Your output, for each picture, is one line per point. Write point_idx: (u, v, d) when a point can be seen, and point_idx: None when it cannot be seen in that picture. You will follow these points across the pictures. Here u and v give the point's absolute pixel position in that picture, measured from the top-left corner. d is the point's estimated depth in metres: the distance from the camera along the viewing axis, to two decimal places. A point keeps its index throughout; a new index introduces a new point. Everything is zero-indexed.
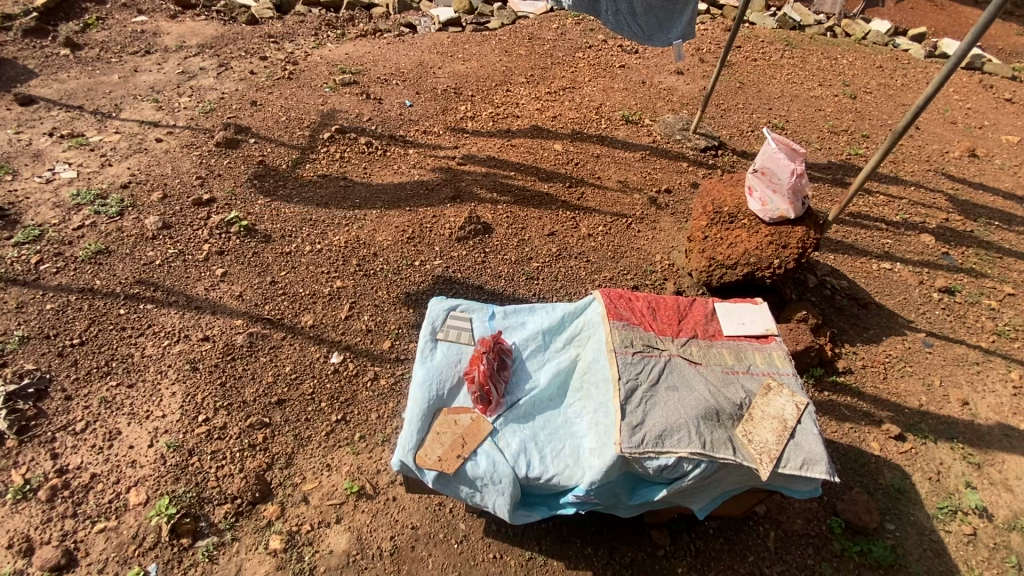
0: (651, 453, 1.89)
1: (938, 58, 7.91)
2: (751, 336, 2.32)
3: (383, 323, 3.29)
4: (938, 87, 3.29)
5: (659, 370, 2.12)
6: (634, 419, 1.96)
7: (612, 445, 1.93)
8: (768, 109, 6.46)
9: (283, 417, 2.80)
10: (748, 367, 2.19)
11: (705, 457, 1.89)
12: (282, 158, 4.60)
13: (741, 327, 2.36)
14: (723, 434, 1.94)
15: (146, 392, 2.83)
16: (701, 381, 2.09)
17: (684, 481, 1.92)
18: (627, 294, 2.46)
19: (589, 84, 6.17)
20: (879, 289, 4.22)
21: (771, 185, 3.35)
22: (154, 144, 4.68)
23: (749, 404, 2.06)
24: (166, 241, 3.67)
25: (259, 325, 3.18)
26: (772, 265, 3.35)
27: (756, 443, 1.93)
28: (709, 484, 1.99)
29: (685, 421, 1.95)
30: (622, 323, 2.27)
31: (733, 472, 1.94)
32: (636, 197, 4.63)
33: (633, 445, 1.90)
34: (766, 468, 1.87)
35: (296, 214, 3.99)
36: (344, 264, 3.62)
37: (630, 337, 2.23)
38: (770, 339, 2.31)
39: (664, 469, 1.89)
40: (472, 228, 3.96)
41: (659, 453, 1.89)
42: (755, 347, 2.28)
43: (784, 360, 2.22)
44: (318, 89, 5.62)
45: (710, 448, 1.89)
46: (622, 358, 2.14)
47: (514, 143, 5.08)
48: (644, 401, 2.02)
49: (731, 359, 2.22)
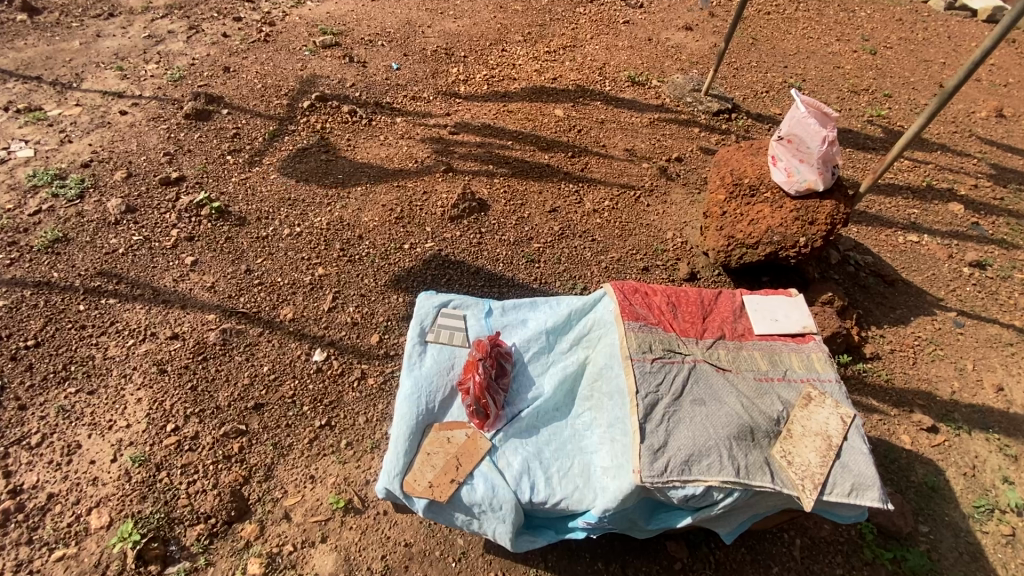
0: (675, 482, 1.60)
1: (961, 9, 7.41)
2: (786, 335, 2.00)
3: (371, 315, 3.00)
4: (1001, 36, 2.93)
5: (683, 380, 1.82)
6: (655, 442, 1.67)
7: (630, 473, 1.65)
8: (783, 68, 6.07)
9: (261, 424, 2.53)
10: (784, 373, 1.88)
11: (740, 486, 1.59)
12: (259, 131, 4.24)
13: (774, 324, 2.04)
14: (759, 456, 1.65)
15: (108, 399, 2.55)
16: (731, 390, 1.80)
17: (713, 510, 1.64)
18: (643, 288, 2.14)
19: (592, 42, 5.74)
20: (905, 265, 3.96)
21: (798, 155, 3.01)
22: (119, 118, 4.36)
23: (787, 419, 1.75)
24: (131, 226, 3.35)
25: (233, 320, 2.88)
26: (798, 243, 3.02)
27: (797, 466, 1.63)
28: (741, 509, 1.71)
29: (715, 443, 1.65)
30: (638, 325, 1.96)
31: (770, 499, 1.66)
32: (644, 167, 4.28)
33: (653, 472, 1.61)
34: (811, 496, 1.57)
35: (274, 194, 3.65)
36: (326, 249, 3.30)
37: (648, 341, 1.92)
38: (808, 338, 1.99)
39: (691, 499, 1.61)
40: (467, 205, 3.63)
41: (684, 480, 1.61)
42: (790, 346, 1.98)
43: (825, 363, 1.90)
44: (296, 52, 5.19)
45: (746, 473, 1.59)
46: (640, 367, 1.84)
47: (511, 109, 4.72)
48: (666, 418, 1.73)
49: (765, 362, 1.92)
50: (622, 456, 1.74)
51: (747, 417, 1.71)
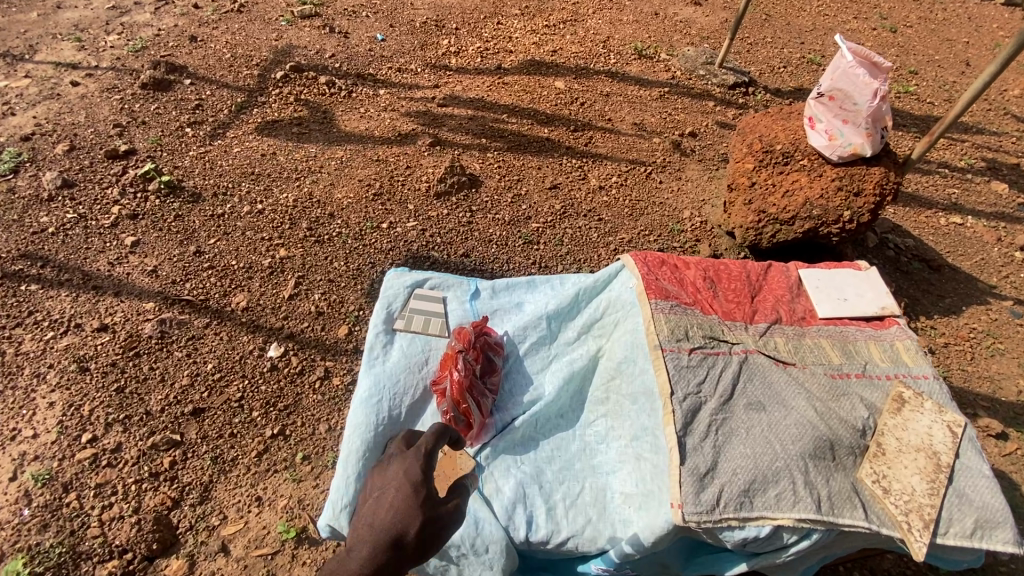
0: (731, 522, 1.50)
1: None
2: (861, 321, 1.98)
3: (340, 303, 2.55)
4: None
5: (732, 380, 1.74)
6: (701, 464, 1.57)
7: (668, 507, 1.53)
8: (800, 44, 5.63)
9: (199, 433, 2.08)
10: (863, 369, 1.80)
11: (822, 524, 1.48)
12: (224, 102, 3.79)
13: (841, 306, 2.02)
14: (842, 483, 1.55)
15: (14, 404, 2.10)
16: (799, 392, 1.70)
17: (781, 554, 1.54)
18: (676, 264, 2.11)
19: (594, 16, 5.29)
20: (951, 249, 3.52)
21: (841, 113, 2.54)
22: (69, 88, 3.91)
23: (875, 429, 1.66)
24: (66, 203, 2.90)
25: (175, 309, 2.43)
26: (841, 218, 2.58)
27: (896, 495, 1.53)
28: (817, 553, 1.60)
29: (784, 465, 1.55)
30: (676, 307, 1.93)
31: (855, 539, 1.55)
32: (655, 142, 3.84)
33: (706, 509, 1.49)
34: (924, 541, 1.45)
35: (235, 167, 3.20)
36: (291, 229, 2.85)
37: (690, 330, 1.87)
38: (887, 324, 1.96)
39: (750, 542, 1.50)
40: (455, 180, 3.18)
41: (744, 521, 1.50)
42: (869, 333, 1.95)
43: (914, 357, 1.82)
44: (272, 23, 4.73)
45: (829, 511, 1.49)
46: (677, 364, 1.77)
47: (507, 81, 4.28)
48: (719, 430, 1.64)
49: (838, 356, 1.84)
50: (652, 483, 1.63)
51: (823, 431, 1.61)
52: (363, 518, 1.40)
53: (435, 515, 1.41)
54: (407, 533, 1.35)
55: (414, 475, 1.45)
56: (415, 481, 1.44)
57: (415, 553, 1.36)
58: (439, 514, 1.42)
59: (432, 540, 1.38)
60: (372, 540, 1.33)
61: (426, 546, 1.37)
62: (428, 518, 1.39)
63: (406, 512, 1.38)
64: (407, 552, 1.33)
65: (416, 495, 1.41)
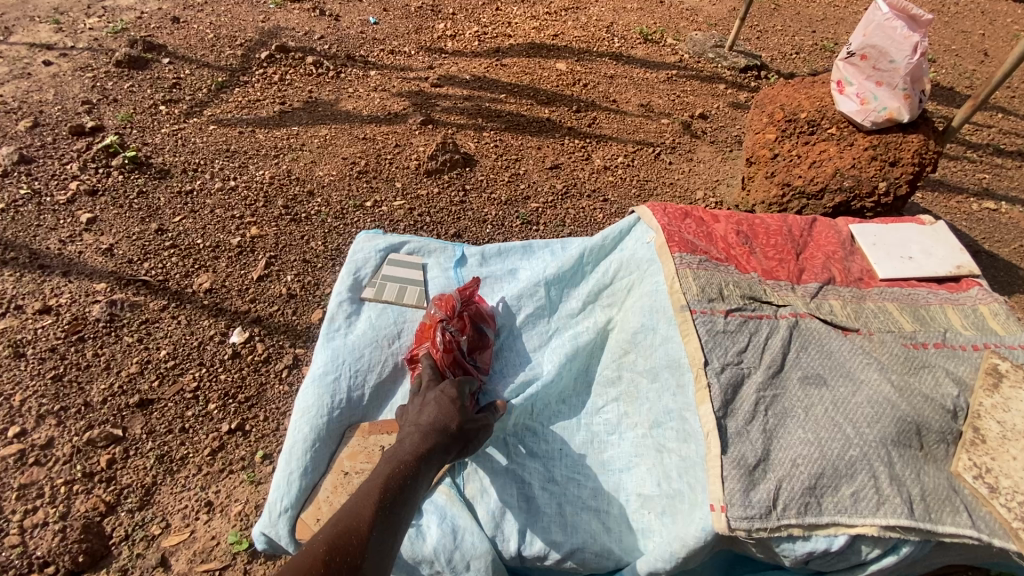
0: (796, 530, 1.25)
1: None
2: (935, 282, 1.75)
3: (315, 285, 2.28)
4: None
5: (784, 347, 1.51)
6: (752, 454, 1.33)
7: (707, 509, 1.29)
8: (811, 32, 5.39)
9: (145, 428, 1.81)
10: (941, 338, 1.53)
11: (917, 533, 1.22)
12: (204, 81, 3.55)
13: (909, 266, 1.79)
14: (934, 481, 1.29)
15: None
16: (868, 363, 1.45)
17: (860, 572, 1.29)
18: (704, 218, 1.91)
19: (597, 4, 5.08)
20: (986, 234, 3.24)
21: (874, 74, 2.29)
22: (41, 68, 3.68)
23: (969, 410, 1.39)
24: (21, 179, 2.65)
25: (130, 289, 2.16)
26: (876, 191, 2.32)
27: (1007, 495, 1.25)
28: (906, 569, 1.32)
29: (859, 454, 1.30)
30: (707, 262, 1.71)
31: (953, 551, 1.28)
32: (664, 123, 3.59)
33: (759, 514, 1.25)
34: None
35: (210, 145, 2.95)
36: (265, 207, 2.59)
37: (725, 290, 1.65)
38: (968, 285, 1.71)
39: (819, 556, 1.26)
40: (448, 158, 2.93)
41: (809, 530, 1.25)
42: (943, 296, 1.71)
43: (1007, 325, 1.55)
44: (260, 6, 4.52)
45: (925, 516, 1.23)
46: (712, 330, 1.54)
47: (505, 63, 4.04)
48: (773, 410, 1.40)
49: (910, 325, 1.58)
50: (678, 481, 1.41)
51: (905, 412, 1.35)
52: (409, 420, 1.46)
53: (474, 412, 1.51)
54: (454, 422, 1.43)
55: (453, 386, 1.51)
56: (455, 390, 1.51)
57: (463, 442, 1.43)
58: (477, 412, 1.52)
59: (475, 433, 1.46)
60: (421, 427, 1.39)
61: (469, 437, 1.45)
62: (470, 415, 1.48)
63: (452, 403, 1.46)
64: (455, 438, 1.41)
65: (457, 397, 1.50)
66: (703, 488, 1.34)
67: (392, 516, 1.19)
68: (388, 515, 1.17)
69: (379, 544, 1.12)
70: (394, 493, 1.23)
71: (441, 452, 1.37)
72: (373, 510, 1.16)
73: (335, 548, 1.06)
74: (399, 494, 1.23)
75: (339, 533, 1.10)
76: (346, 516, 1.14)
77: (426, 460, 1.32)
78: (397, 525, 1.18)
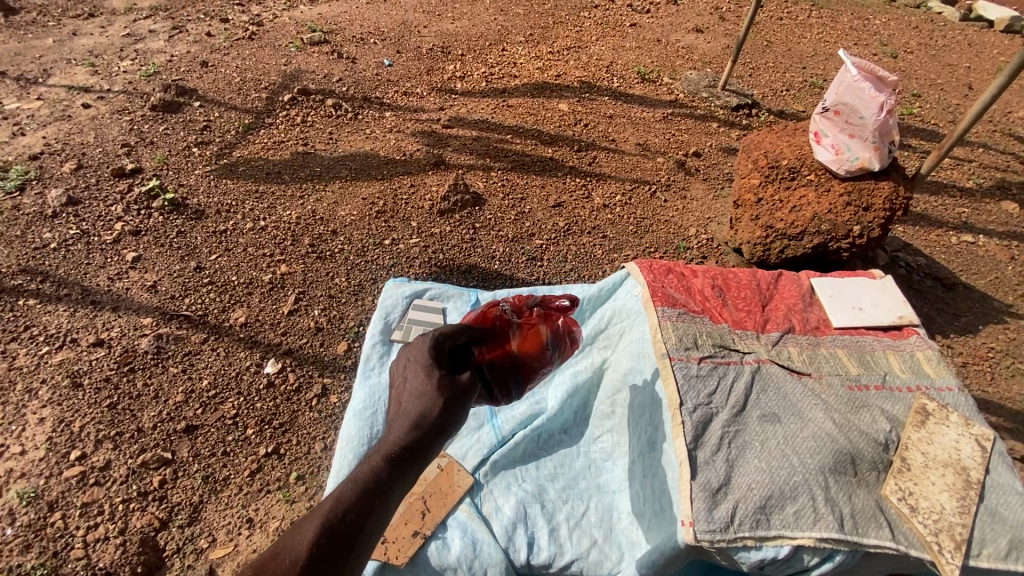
0: (748, 542, 1.44)
1: (976, 20, 7.13)
2: (879, 330, 2.01)
3: (340, 319, 2.51)
4: None
5: (747, 386, 1.70)
6: (714, 479, 1.51)
7: (679, 524, 1.47)
8: (802, 69, 5.68)
9: (191, 451, 2.02)
10: (882, 381, 1.75)
11: (846, 545, 1.42)
12: (232, 123, 3.83)
13: (859, 317, 2.05)
14: (867, 502, 1.49)
15: (4, 420, 2.05)
16: (815, 403, 1.65)
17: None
18: (682, 272, 2.15)
19: (597, 43, 5.39)
20: (964, 267, 3.45)
21: (847, 128, 2.52)
22: (81, 110, 3.97)
23: (898, 444, 1.59)
24: (70, 220, 2.89)
25: (173, 324, 2.39)
26: (851, 234, 2.55)
27: (925, 513, 1.46)
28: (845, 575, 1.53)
29: (803, 480, 1.49)
30: (682, 313, 1.91)
31: (882, 561, 1.49)
32: (659, 161, 3.84)
33: (719, 528, 1.44)
34: (957, 563, 1.39)
35: (240, 186, 3.21)
36: (293, 245, 2.83)
37: (696, 337, 1.83)
38: (907, 333, 1.95)
39: (767, 563, 1.45)
40: (459, 198, 3.17)
41: (760, 540, 1.44)
42: (886, 343, 1.95)
43: (939, 370, 1.78)
44: (281, 49, 4.84)
45: (856, 531, 1.43)
46: (684, 371, 1.72)
47: (511, 104, 4.32)
48: (731, 441, 1.59)
49: (854, 367, 1.83)
50: (659, 500, 1.60)
51: (843, 444, 1.55)
52: (393, 405, 1.31)
53: (456, 389, 1.29)
54: (430, 412, 1.23)
55: (428, 348, 1.31)
56: (433, 353, 1.31)
57: (443, 427, 1.23)
58: (461, 388, 1.30)
59: (458, 414, 1.25)
60: (396, 421, 1.24)
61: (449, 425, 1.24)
62: (449, 394, 1.27)
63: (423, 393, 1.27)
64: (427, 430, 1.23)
65: (434, 372, 1.29)
66: (676, 506, 1.52)
67: (339, 534, 1.09)
68: (333, 534, 1.07)
69: (318, 565, 1.05)
70: (346, 508, 1.11)
71: (413, 448, 1.19)
72: (312, 532, 1.08)
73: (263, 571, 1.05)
74: (355, 505, 1.11)
75: (277, 555, 1.07)
76: (290, 537, 1.09)
77: (392, 462, 1.16)
78: (345, 543, 1.08)
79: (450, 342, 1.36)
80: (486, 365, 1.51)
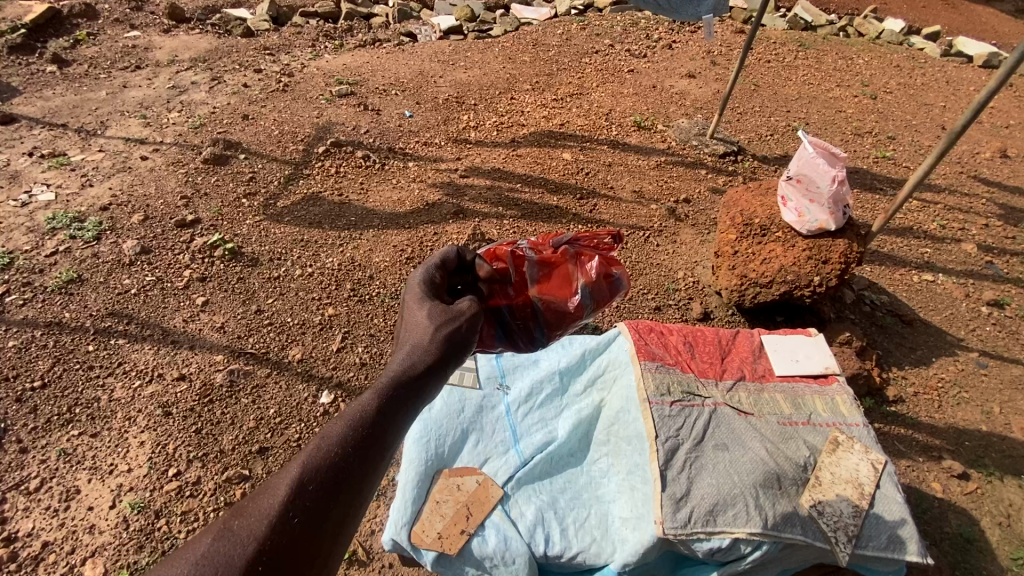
0: (700, 535, 1.90)
1: (952, 59, 7.66)
2: (812, 376, 2.46)
3: (380, 355, 2.96)
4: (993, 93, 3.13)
5: (705, 424, 2.16)
6: (677, 491, 1.98)
7: (653, 524, 1.95)
8: (786, 112, 6.18)
9: (264, 469, 2.48)
10: (809, 419, 2.27)
11: (768, 538, 1.90)
12: (274, 174, 4.33)
13: (796, 365, 2.51)
14: (790, 508, 1.96)
15: (110, 443, 2.52)
16: (755, 435, 2.12)
17: (740, 564, 1.94)
18: (658, 328, 2.58)
19: (598, 90, 5.91)
20: (923, 304, 3.89)
21: (808, 194, 3.00)
22: (140, 162, 4.47)
23: (815, 465, 2.10)
24: (144, 267, 3.37)
25: (241, 360, 2.85)
26: (812, 283, 3.01)
27: (827, 517, 1.97)
28: (776, 562, 2.00)
29: (741, 492, 1.96)
30: (657, 366, 2.37)
31: (801, 552, 1.97)
32: (653, 208, 4.31)
33: (679, 524, 1.91)
34: (847, 551, 1.91)
35: (287, 235, 3.69)
36: (337, 289, 3.30)
37: (667, 385, 2.30)
38: (831, 379, 2.46)
39: (715, 551, 1.90)
40: (477, 246, 3.64)
41: (709, 534, 1.91)
42: (814, 387, 2.42)
43: (850, 410, 2.31)
44: (313, 101, 5.37)
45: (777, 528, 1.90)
46: (660, 411, 2.20)
47: (520, 153, 4.82)
48: (688, 464, 2.05)
49: (788, 408, 2.32)
50: (644, 508, 2.04)
51: (773, 466, 2.03)
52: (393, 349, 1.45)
53: (444, 323, 1.43)
54: (421, 345, 1.37)
55: (419, 290, 1.51)
56: (423, 293, 1.50)
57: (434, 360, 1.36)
58: (450, 324, 1.44)
59: (446, 352, 1.39)
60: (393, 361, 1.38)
61: (441, 359, 1.36)
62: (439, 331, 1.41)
63: (416, 331, 1.41)
64: (417, 366, 1.33)
65: (424, 310, 1.45)
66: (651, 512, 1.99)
67: (336, 464, 1.16)
68: (330, 460, 1.16)
69: (315, 490, 1.13)
70: (340, 438, 1.20)
71: (407, 382, 1.31)
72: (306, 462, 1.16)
73: (253, 508, 1.10)
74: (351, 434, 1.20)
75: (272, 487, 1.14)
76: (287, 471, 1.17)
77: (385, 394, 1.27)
78: (342, 470, 1.16)
79: (439, 284, 1.56)
80: (508, 308, 1.84)
